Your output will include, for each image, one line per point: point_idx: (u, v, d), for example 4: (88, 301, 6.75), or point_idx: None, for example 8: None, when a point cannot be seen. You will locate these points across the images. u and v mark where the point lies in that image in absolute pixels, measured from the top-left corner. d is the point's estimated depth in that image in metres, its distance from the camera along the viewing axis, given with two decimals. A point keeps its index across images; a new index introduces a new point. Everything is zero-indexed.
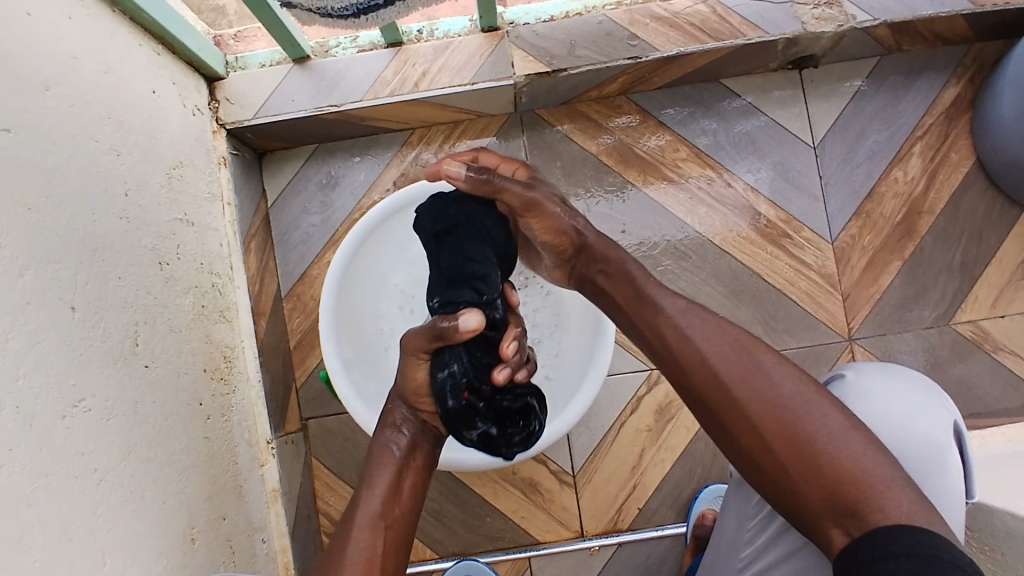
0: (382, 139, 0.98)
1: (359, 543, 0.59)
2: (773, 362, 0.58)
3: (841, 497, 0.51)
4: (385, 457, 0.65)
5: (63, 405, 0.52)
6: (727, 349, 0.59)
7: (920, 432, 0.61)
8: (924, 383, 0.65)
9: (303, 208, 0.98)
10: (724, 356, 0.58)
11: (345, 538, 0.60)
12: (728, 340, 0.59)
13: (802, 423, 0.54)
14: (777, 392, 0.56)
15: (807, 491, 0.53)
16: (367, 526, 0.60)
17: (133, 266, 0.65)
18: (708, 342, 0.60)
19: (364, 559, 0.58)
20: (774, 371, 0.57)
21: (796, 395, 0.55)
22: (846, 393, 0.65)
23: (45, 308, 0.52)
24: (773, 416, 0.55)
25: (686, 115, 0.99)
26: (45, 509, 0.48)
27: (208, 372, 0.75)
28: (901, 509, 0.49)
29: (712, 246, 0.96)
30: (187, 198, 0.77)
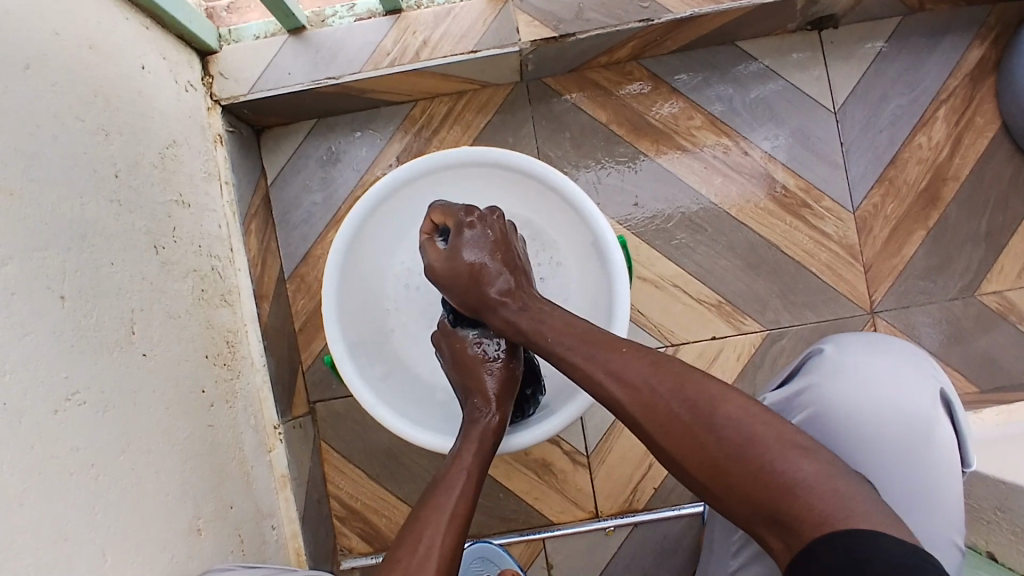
0: (383, 113, 0.95)
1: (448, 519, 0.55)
2: (673, 386, 0.51)
3: (772, 509, 0.46)
4: (474, 442, 0.64)
5: (54, 400, 0.50)
6: (635, 377, 0.53)
7: (909, 409, 0.59)
8: (901, 349, 0.63)
9: (304, 187, 0.95)
10: (629, 389, 0.53)
11: (434, 514, 0.55)
12: (634, 376, 0.53)
13: (713, 443, 0.48)
14: (683, 416, 0.50)
15: (743, 506, 0.47)
16: (458, 508, 0.56)
17: (126, 251, 0.62)
18: (616, 373, 0.54)
19: (453, 537, 0.54)
20: (686, 391, 0.51)
21: (702, 413, 0.50)
22: (826, 368, 0.62)
23: (33, 300, 0.49)
24: (697, 440, 0.49)
25: (700, 81, 0.94)
26: (37, 510, 0.46)
27: (210, 358, 0.73)
28: (840, 504, 0.44)
29: (728, 218, 0.93)
30: (182, 179, 0.74)
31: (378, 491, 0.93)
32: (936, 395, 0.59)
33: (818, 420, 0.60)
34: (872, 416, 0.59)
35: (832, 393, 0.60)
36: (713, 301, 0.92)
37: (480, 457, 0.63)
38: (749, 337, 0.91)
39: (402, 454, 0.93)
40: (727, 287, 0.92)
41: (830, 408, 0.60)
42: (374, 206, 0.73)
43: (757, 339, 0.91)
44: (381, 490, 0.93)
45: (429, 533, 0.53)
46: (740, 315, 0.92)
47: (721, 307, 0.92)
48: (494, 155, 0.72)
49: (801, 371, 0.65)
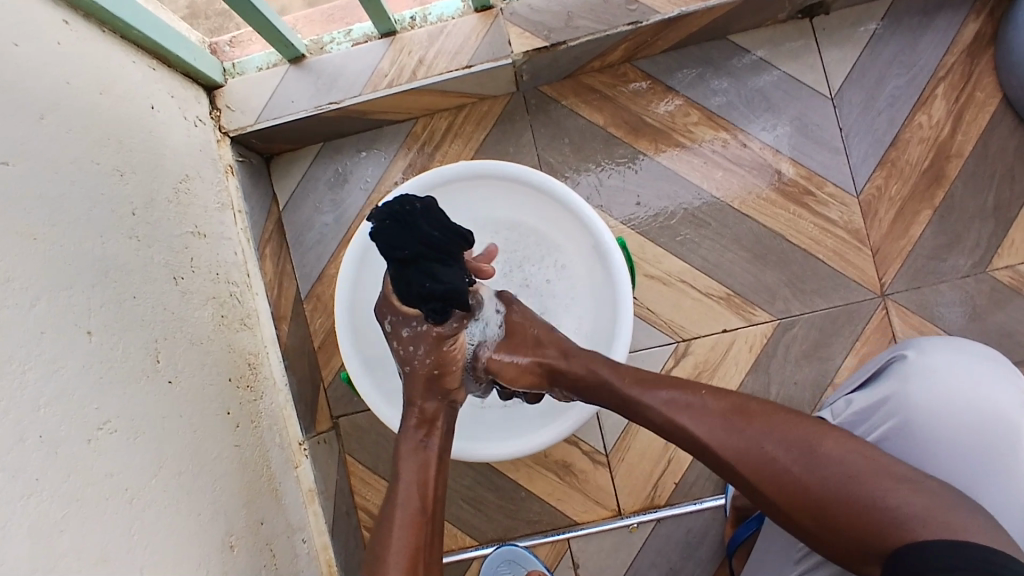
0: (386, 132, 0.97)
1: (399, 532, 0.59)
2: (781, 422, 0.57)
3: (871, 531, 0.50)
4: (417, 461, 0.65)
5: (88, 429, 0.53)
6: (747, 405, 0.59)
7: (994, 418, 0.59)
8: (988, 357, 0.63)
9: (315, 209, 0.98)
10: (709, 429, 0.58)
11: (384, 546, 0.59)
12: (715, 416, 0.59)
13: (814, 478, 0.53)
14: (777, 453, 0.55)
15: (838, 523, 0.52)
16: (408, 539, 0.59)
17: (148, 284, 0.65)
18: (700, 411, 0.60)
19: (409, 549, 0.59)
20: (771, 430, 0.56)
21: (799, 451, 0.55)
22: (910, 374, 0.62)
23: (62, 336, 0.53)
24: (798, 470, 0.54)
25: (695, 77, 0.95)
26: (77, 535, 0.49)
27: (233, 381, 0.76)
28: (946, 526, 0.48)
29: (732, 211, 0.93)
30: (196, 211, 0.77)
31: None
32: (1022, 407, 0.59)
33: (901, 428, 0.61)
34: (957, 424, 0.59)
35: (915, 399, 0.61)
36: (722, 294, 0.92)
37: (426, 457, 0.65)
38: (760, 327, 0.92)
39: None
40: (735, 279, 0.93)
41: (916, 416, 0.60)
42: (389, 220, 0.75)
43: (768, 328, 0.92)
44: None
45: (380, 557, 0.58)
46: (749, 307, 0.92)
47: (730, 299, 0.92)
48: (502, 166, 0.74)
49: (882, 375, 0.65)
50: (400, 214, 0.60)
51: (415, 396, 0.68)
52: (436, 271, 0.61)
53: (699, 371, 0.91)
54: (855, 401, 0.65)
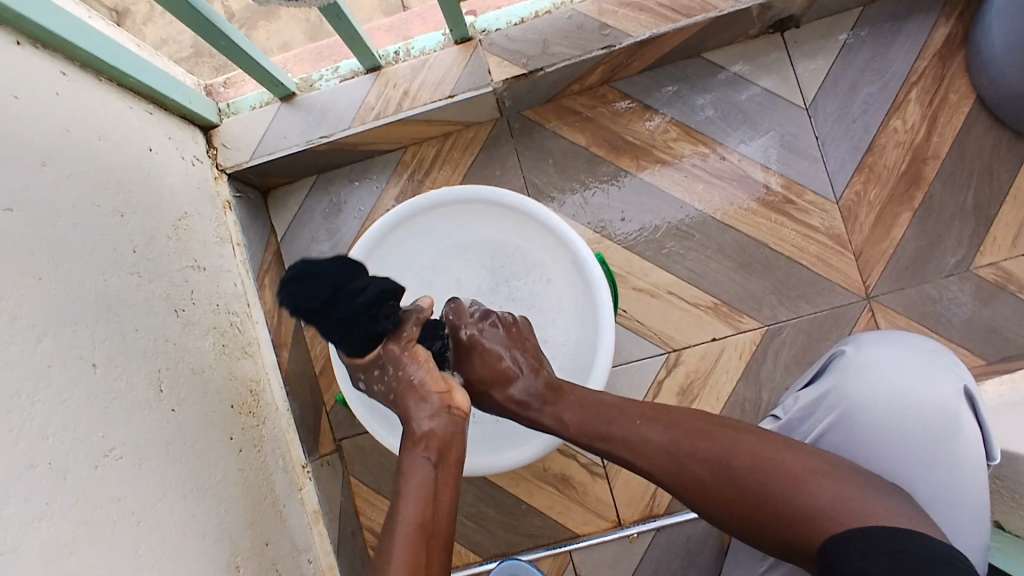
0: (377, 161, 1.01)
1: (398, 550, 0.57)
2: (700, 437, 0.59)
3: (794, 529, 0.53)
4: (414, 477, 0.63)
5: (95, 456, 0.56)
6: (672, 423, 0.62)
7: (926, 402, 0.61)
8: (923, 347, 0.65)
9: (312, 238, 1.01)
10: (638, 446, 0.62)
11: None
12: (645, 432, 0.62)
13: (737, 483, 0.56)
14: (699, 471, 0.58)
15: (766, 520, 0.54)
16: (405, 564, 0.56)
17: (150, 316, 0.69)
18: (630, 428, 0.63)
19: (409, 569, 0.56)
20: (694, 444, 0.59)
21: (721, 462, 0.57)
22: (847, 368, 0.64)
23: (68, 369, 0.56)
24: (718, 482, 0.57)
25: (672, 95, 0.98)
26: (89, 555, 0.52)
27: (236, 407, 0.79)
28: (855, 515, 0.50)
29: (715, 222, 0.96)
30: (196, 246, 0.81)
31: None
32: (958, 391, 0.61)
33: (842, 419, 0.62)
34: (885, 412, 0.61)
35: (853, 393, 0.62)
36: (709, 303, 0.94)
37: (426, 470, 0.63)
38: (749, 334, 0.94)
39: None
40: (722, 289, 0.94)
41: (850, 406, 0.62)
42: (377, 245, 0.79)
43: (757, 335, 0.94)
44: None
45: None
46: (737, 315, 0.94)
47: (718, 308, 0.94)
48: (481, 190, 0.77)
49: (825, 371, 0.67)
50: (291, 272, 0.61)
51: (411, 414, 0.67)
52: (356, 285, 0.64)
53: (691, 379, 0.93)
54: (802, 396, 0.66)
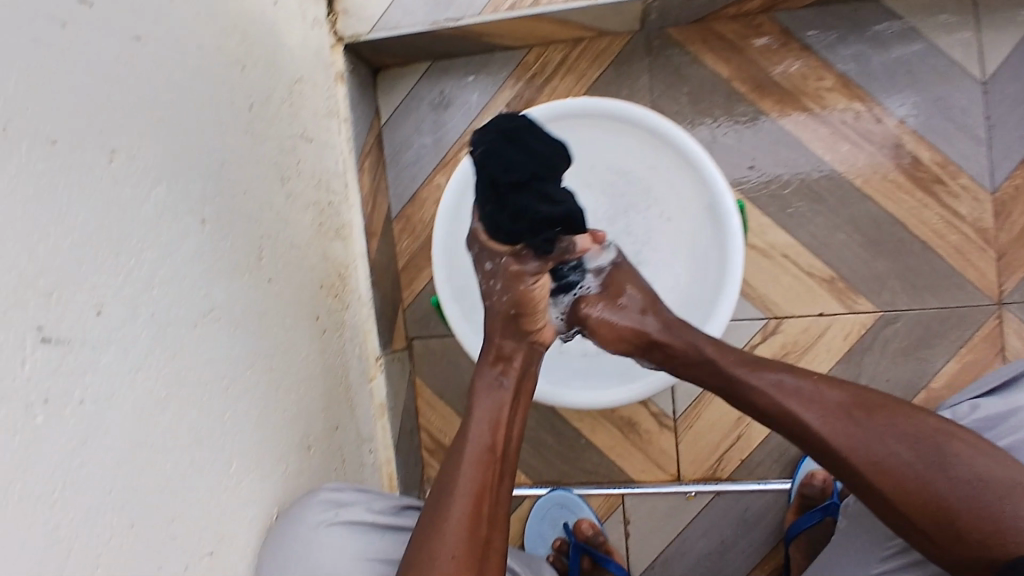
0: (497, 57, 0.93)
1: (466, 469, 0.58)
2: (900, 419, 0.54)
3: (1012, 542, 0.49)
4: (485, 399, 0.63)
5: (196, 315, 0.54)
6: (863, 398, 0.56)
7: None
8: None
9: (415, 128, 0.96)
10: (821, 414, 0.56)
11: (448, 491, 0.58)
12: (834, 404, 0.56)
13: (943, 482, 0.51)
14: (899, 451, 0.53)
15: (973, 524, 0.50)
16: (472, 484, 0.58)
17: (258, 181, 0.66)
18: (815, 395, 0.57)
19: (475, 489, 0.58)
20: (891, 428, 0.54)
21: (928, 454, 0.52)
22: None
23: (179, 222, 0.53)
24: (920, 469, 0.52)
25: (835, 39, 0.87)
26: (182, 412, 0.51)
27: (324, 288, 0.77)
28: None
29: (852, 189, 0.87)
30: (306, 115, 0.77)
31: None
32: None
33: None
34: None
35: None
36: (826, 276, 0.87)
37: (501, 395, 0.63)
38: (861, 317, 0.87)
39: None
40: (843, 263, 0.87)
41: None
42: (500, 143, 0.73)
43: (868, 319, 0.87)
44: None
45: (447, 497, 0.57)
46: (852, 294, 0.87)
47: (834, 283, 0.87)
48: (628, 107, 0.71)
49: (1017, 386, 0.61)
50: (508, 129, 0.58)
51: (494, 334, 0.66)
52: (551, 193, 0.58)
53: (786, 350, 0.88)
54: (984, 406, 0.61)
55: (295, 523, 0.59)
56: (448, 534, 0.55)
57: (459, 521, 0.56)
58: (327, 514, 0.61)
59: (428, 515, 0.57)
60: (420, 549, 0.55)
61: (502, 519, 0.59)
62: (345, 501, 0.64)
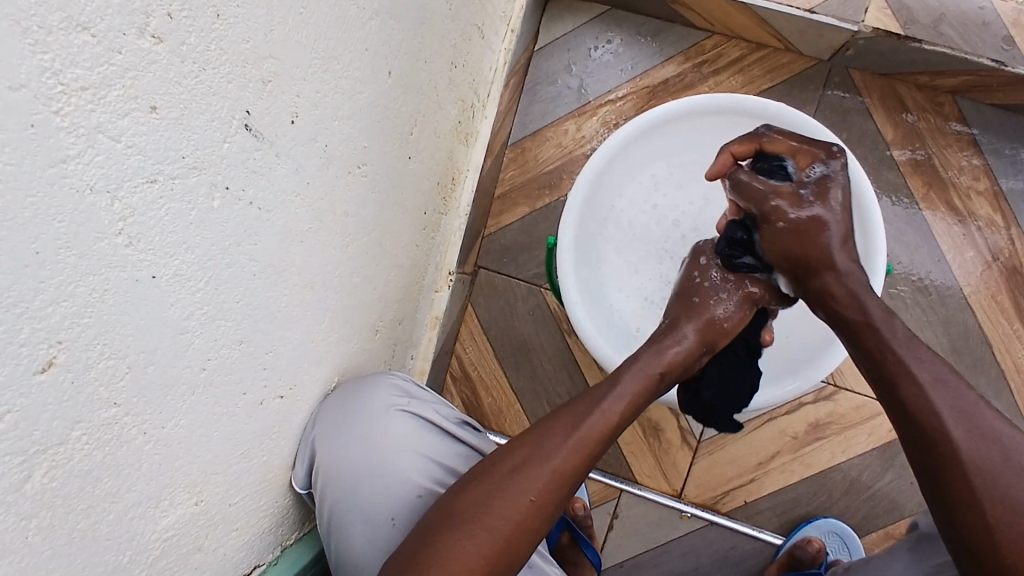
0: (676, 31, 0.90)
1: (583, 425, 0.53)
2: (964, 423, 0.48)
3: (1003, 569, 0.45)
4: (637, 373, 0.57)
5: (352, 162, 0.52)
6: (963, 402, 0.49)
7: None
8: None
9: (566, 67, 0.92)
10: (902, 346, 0.52)
11: (556, 438, 0.53)
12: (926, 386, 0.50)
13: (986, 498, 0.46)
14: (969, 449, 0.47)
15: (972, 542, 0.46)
16: (585, 444, 0.53)
17: (437, 55, 0.63)
18: (915, 344, 0.52)
19: (582, 452, 0.53)
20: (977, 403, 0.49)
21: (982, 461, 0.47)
22: None
23: (374, 62, 0.51)
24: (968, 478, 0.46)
25: (1004, 148, 0.86)
26: (309, 250, 0.49)
27: (439, 186, 0.74)
28: None
29: (959, 295, 0.86)
30: (490, 10, 0.74)
31: (497, 373, 0.93)
32: None
33: None
34: None
35: None
36: None
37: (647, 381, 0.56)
38: None
39: (535, 352, 0.93)
40: None
41: None
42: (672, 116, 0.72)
43: None
44: (500, 374, 0.93)
45: (552, 444, 0.52)
46: None
47: None
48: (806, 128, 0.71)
49: None
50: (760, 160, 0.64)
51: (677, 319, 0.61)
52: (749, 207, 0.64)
53: (830, 419, 0.88)
54: None
55: (365, 398, 0.59)
56: (540, 482, 0.51)
57: (552, 473, 0.51)
58: (398, 399, 0.60)
59: (523, 451, 0.52)
60: (502, 483, 0.51)
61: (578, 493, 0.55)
62: (414, 393, 0.62)
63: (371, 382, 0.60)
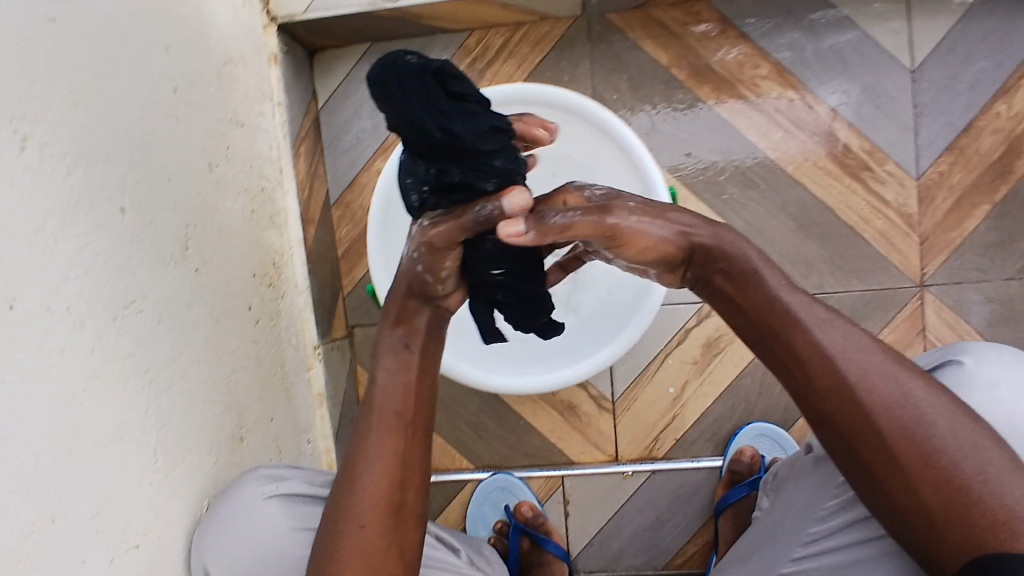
0: (439, 39, 0.92)
1: (376, 434, 0.53)
2: (848, 344, 0.48)
3: (930, 472, 0.45)
4: (393, 361, 0.56)
5: (115, 307, 0.53)
6: (838, 325, 0.49)
7: None
8: None
9: (355, 112, 0.94)
10: (866, 378, 0.47)
11: (359, 456, 0.52)
12: (820, 319, 0.49)
13: (893, 396, 0.46)
14: (874, 379, 0.47)
15: (883, 427, 0.46)
16: (382, 450, 0.52)
17: (184, 168, 0.64)
18: (880, 370, 0.47)
19: (387, 455, 0.52)
20: (918, 403, 0.46)
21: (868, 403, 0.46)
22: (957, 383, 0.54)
23: (95, 211, 0.52)
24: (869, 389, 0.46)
25: (772, 27, 0.89)
26: (98, 406, 0.50)
27: (258, 277, 0.75)
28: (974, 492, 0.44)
29: (784, 175, 0.89)
30: (237, 98, 0.75)
31: None
32: None
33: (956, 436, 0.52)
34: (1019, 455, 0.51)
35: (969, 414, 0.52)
36: None
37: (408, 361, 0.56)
38: None
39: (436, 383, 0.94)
40: (775, 248, 0.89)
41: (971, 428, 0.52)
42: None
43: None
44: None
45: (356, 464, 0.52)
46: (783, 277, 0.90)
47: None
48: (565, 98, 0.72)
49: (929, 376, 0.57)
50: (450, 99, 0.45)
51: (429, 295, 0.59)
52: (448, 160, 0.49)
53: (720, 334, 0.90)
54: None
55: (226, 508, 0.60)
56: (357, 502, 0.50)
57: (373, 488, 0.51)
58: (267, 488, 0.63)
59: (340, 480, 0.52)
60: (331, 522, 0.50)
61: (420, 481, 0.54)
62: (281, 476, 0.66)
63: (236, 488, 0.63)
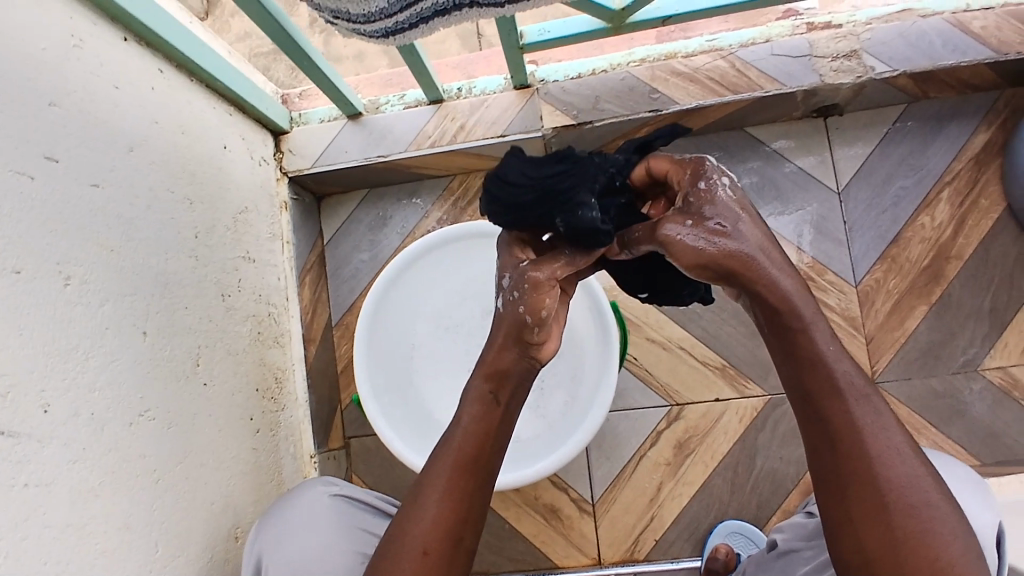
0: (427, 183, 1.08)
1: (444, 471, 0.57)
2: (866, 410, 0.52)
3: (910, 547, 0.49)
4: (476, 404, 0.59)
5: (132, 415, 0.63)
6: (862, 394, 0.53)
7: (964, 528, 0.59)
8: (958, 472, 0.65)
9: (355, 247, 1.08)
10: (885, 453, 0.51)
11: (427, 490, 0.56)
12: (853, 383, 0.53)
13: (888, 469, 0.50)
14: (873, 450, 0.51)
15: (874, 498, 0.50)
16: (450, 488, 0.56)
17: (199, 299, 0.76)
18: (898, 451, 0.51)
19: (448, 492, 0.56)
20: (915, 482, 0.50)
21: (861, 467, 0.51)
22: None
23: (121, 335, 0.63)
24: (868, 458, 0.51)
25: None
26: (108, 501, 0.58)
27: (260, 391, 0.85)
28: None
29: None
30: (250, 239, 0.89)
31: None
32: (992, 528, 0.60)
33: None
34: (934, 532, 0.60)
35: None
36: (717, 364, 0.97)
37: (481, 406, 0.59)
38: (752, 400, 0.96)
39: None
40: (732, 353, 0.97)
41: None
42: (410, 260, 0.87)
43: (759, 402, 0.96)
44: None
45: (421, 496, 0.56)
46: (743, 379, 0.97)
47: (725, 370, 0.97)
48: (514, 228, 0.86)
49: None
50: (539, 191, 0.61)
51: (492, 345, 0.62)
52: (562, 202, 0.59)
53: (689, 434, 0.96)
54: None
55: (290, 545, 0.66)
56: (418, 530, 0.55)
57: (434, 521, 0.55)
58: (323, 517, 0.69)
59: (403, 515, 0.56)
60: (393, 547, 0.55)
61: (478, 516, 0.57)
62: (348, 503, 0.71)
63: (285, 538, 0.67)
